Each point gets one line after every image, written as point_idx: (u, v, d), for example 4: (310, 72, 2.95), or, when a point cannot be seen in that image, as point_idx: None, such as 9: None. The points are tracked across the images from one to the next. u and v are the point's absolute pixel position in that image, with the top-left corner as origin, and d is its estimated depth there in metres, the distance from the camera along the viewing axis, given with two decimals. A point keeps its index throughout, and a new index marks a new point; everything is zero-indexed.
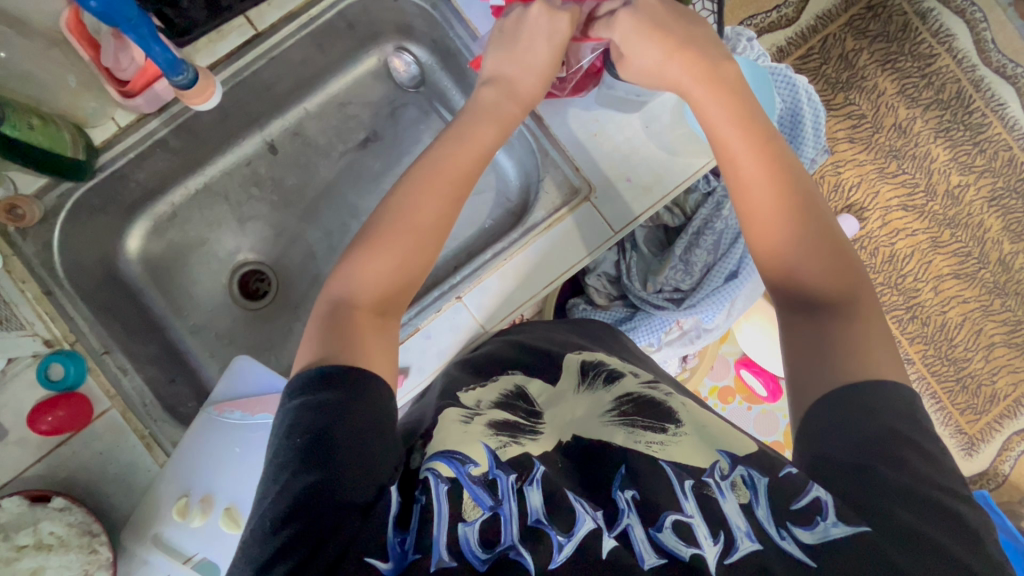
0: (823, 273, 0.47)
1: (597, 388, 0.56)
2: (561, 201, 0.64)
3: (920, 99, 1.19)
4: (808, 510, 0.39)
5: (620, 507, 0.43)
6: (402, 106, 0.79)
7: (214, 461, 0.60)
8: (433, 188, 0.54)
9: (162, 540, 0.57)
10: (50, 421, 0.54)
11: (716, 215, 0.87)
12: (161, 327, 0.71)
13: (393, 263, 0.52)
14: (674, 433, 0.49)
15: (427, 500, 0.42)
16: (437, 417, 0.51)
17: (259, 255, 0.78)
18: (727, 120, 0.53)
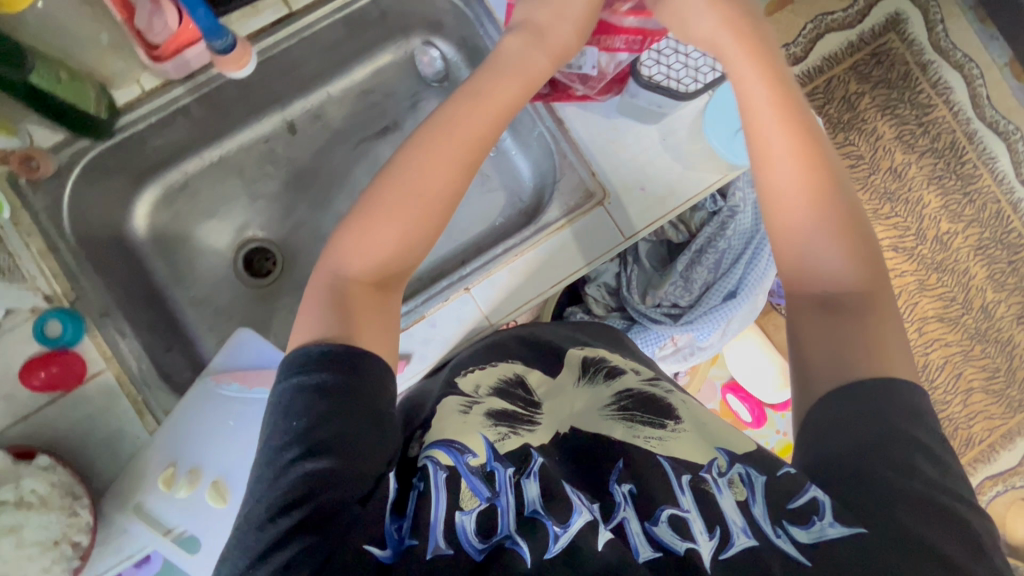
0: (840, 255, 0.49)
1: (598, 383, 0.57)
2: (575, 203, 0.65)
3: (916, 146, 1.24)
4: (804, 510, 0.40)
5: (617, 500, 0.44)
6: (424, 100, 0.80)
7: (204, 433, 0.59)
8: (439, 167, 0.53)
9: (143, 510, 0.55)
10: (43, 377, 0.54)
11: (720, 235, 0.89)
12: (161, 295, 0.71)
13: (392, 238, 0.52)
14: (672, 429, 0.50)
15: (426, 488, 0.42)
16: (435, 405, 0.51)
17: (266, 234, 0.78)
18: (762, 94, 0.53)
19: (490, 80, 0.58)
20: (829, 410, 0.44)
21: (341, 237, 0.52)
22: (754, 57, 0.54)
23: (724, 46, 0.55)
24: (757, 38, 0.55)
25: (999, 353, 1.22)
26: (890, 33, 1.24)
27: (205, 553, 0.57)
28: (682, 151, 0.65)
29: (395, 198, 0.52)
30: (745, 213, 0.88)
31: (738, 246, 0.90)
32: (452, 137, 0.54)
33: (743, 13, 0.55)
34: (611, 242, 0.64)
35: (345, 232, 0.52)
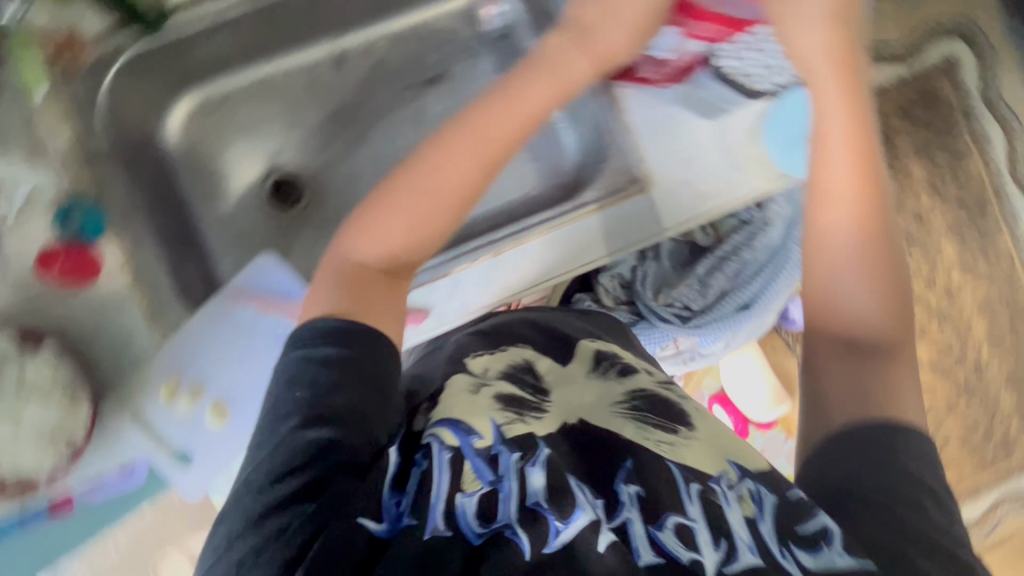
0: (869, 304, 0.53)
1: (610, 378, 0.56)
2: (616, 187, 0.64)
3: (945, 193, 1.23)
4: (813, 536, 0.41)
5: (621, 500, 0.43)
6: (478, 55, 0.78)
7: (210, 353, 0.58)
8: (462, 162, 0.56)
9: (140, 417, 0.55)
10: (59, 269, 0.54)
11: (746, 246, 0.90)
12: (185, 205, 0.69)
13: (406, 225, 0.54)
14: (684, 436, 0.49)
15: (428, 467, 0.43)
16: (443, 385, 0.51)
17: (298, 165, 0.75)
18: (841, 138, 0.57)
19: (525, 80, 0.61)
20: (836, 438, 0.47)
21: (362, 218, 0.55)
22: (846, 101, 0.57)
23: (822, 84, 0.58)
24: (853, 87, 0.58)
25: (982, 410, 1.23)
26: (943, 75, 1.22)
27: (195, 471, 0.57)
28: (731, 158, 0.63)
29: (415, 188, 0.55)
30: (776, 228, 0.89)
31: (760, 260, 0.90)
32: (483, 135, 0.57)
33: (852, 57, 0.59)
34: (640, 231, 0.64)
35: (357, 221, 0.55)
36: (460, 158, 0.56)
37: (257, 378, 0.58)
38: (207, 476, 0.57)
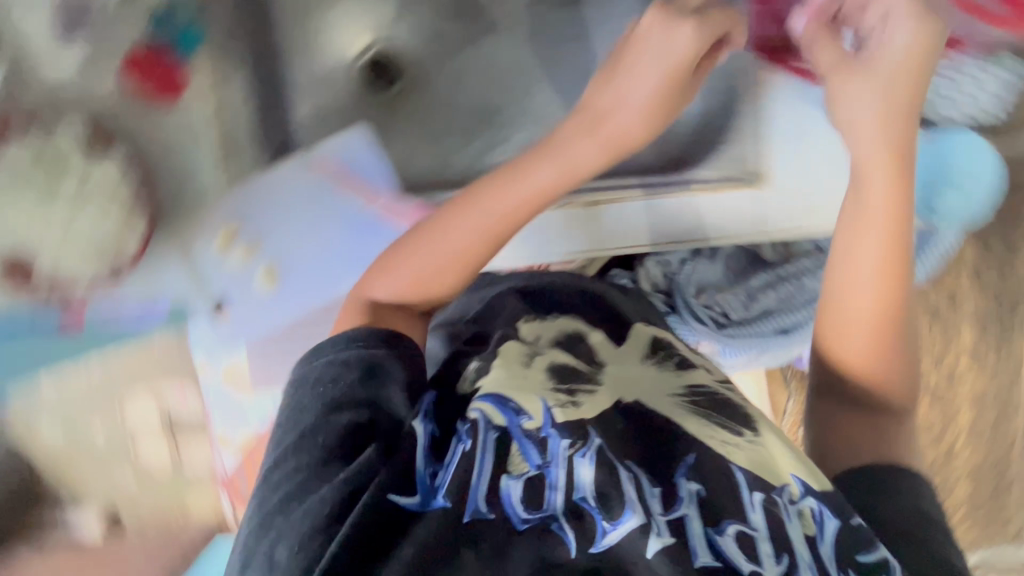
0: (883, 388, 0.56)
1: (667, 368, 0.54)
2: (735, 174, 0.62)
3: None
4: (877, 567, 0.44)
5: (681, 496, 0.44)
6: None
7: (275, 214, 0.64)
8: (463, 224, 0.56)
9: (188, 255, 0.62)
10: (147, 76, 0.62)
11: (808, 274, 0.87)
12: (276, 52, 0.71)
13: (414, 275, 0.56)
14: (748, 440, 0.49)
15: (472, 446, 0.44)
16: (495, 351, 0.53)
17: (402, 49, 0.76)
18: (881, 195, 0.54)
19: (565, 134, 0.56)
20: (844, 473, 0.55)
21: (384, 261, 0.57)
22: (895, 169, 0.54)
23: (873, 163, 0.54)
24: (910, 151, 0.54)
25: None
26: None
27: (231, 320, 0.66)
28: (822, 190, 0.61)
29: (423, 236, 0.56)
30: None
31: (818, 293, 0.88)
32: (498, 204, 0.55)
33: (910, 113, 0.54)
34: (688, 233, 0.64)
35: (388, 256, 0.57)
36: (478, 214, 0.55)
37: (312, 246, 0.64)
38: (241, 324, 0.66)
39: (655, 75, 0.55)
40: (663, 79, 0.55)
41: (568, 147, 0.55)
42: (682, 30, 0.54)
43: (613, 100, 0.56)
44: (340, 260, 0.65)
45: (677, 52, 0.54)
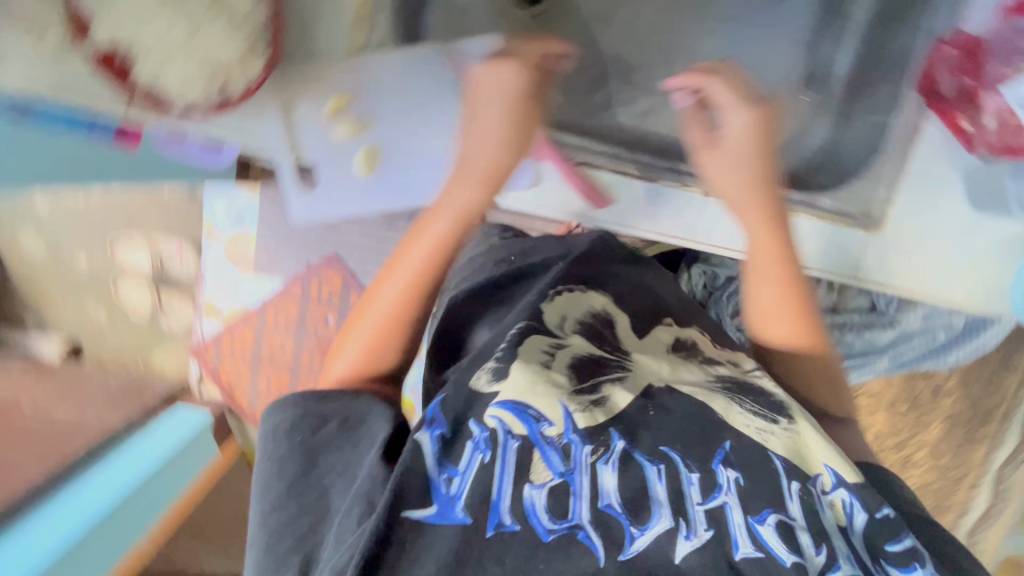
0: (807, 365, 0.75)
1: (693, 364, 0.74)
2: (846, 210, 0.70)
3: None
4: (908, 557, 0.58)
5: (719, 486, 0.59)
6: None
7: (392, 96, 0.68)
8: (393, 286, 0.76)
9: (293, 111, 0.68)
10: None
11: (854, 330, 0.87)
12: None
13: (366, 350, 0.77)
14: (783, 428, 0.66)
15: (491, 455, 0.60)
16: (523, 337, 0.69)
17: None
18: (763, 243, 0.71)
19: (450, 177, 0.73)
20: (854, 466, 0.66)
21: (334, 349, 0.81)
22: (758, 214, 0.69)
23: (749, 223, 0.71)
24: (773, 207, 0.70)
25: None
26: None
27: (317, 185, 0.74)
28: (896, 250, 0.70)
29: (391, 268, 0.77)
30: (893, 333, 0.86)
31: (852, 348, 0.89)
32: (382, 322, 0.76)
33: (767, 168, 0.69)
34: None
35: (348, 340, 0.79)
36: (403, 274, 0.75)
37: (418, 140, 0.71)
38: (327, 189, 0.74)
39: (498, 110, 0.67)
40: (505, 107, 0.67)
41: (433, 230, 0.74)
42: (488, 69, 0.67)
43: (470, 141, 0.70)
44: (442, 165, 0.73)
45: (502, 88, 0.67)
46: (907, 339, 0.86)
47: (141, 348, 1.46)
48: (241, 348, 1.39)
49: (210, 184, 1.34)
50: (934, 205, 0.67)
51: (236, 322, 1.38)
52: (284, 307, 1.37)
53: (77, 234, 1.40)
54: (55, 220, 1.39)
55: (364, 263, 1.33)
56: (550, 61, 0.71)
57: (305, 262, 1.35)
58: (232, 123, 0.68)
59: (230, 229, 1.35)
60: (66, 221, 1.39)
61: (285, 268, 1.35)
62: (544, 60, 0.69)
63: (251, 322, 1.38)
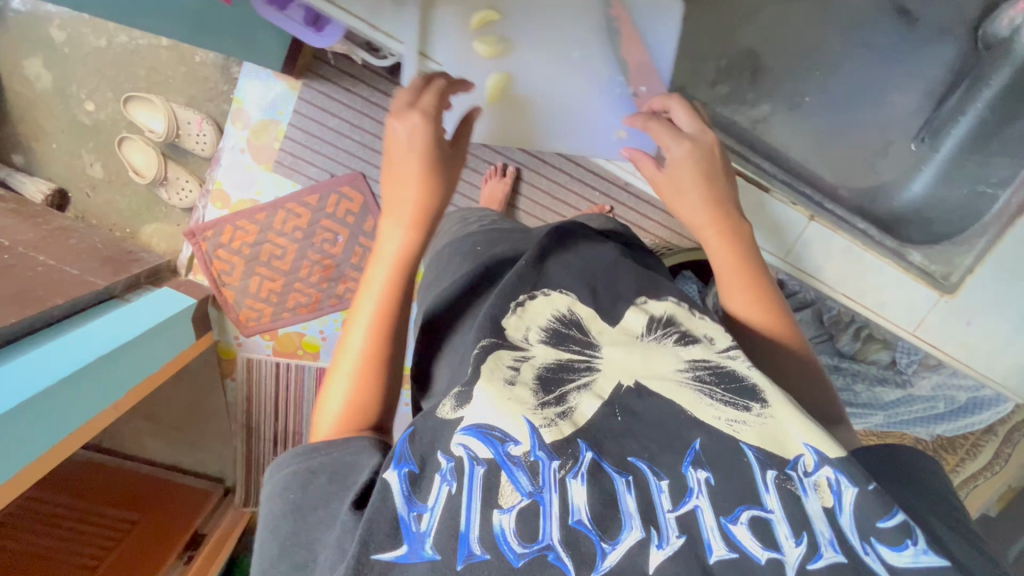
0: (751, 305, 0.60)
1: (665, 343, 0.54)
2: (932, 268, 0.72)
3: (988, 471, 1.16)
4: (900, 534, 0.44)
5: (691, 487, 0.45)
6: (873, 31, 0.84)
7: (545, 34, 0.67)
8: (357, 332, 0.55)
9: (428, 17, 0.63)
10: None
11: (864, 381, 0.94)
12: None
13: (343, 403, 0.52)
14: (756, 415, 0.49)
15: (459, 487, 0.43)
16: (485, 354, 0.51)
17: None
18: (716, 242, 0.60)
19: (389, 173, 0.58)
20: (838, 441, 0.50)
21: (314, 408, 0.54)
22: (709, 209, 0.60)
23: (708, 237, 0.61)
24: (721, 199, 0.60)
25: None
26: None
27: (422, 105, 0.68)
28: (960, 320, 0.71)
29: (363, 281, 0.57)
30: (896, 391, 0.93)
31: (858, 399, 0.95)
32: (366, 334, 0.54)
33: (710, 169, 0.60)
34: (853, 276, 0.71)
35: (329, 387, 0.54)
36: (380, 277, 0.56)
37: (557, 82, 0.68)
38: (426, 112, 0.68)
39: (413, 162, 0.56)
40: (421, 156, 0.56)
41: (385, 231, 0.57)
42: (394, 125, 0.56)
43: (392, 183, 0.57)
44: (567, 117, 0.70)
45: (409, 139, 0.56)
46: (909, 401, 0.93)
47: (131, 215, 1.37)
48: (241, 244, 1.32)
49: (249, 66, 1.27)
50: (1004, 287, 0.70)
51: (242, 215, 1.31)
52: (295, 213, 1.31)
53: (98, 79, 1.32)
54: (73, 57, 1.31)
55: None
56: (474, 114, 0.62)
57: (330, 172, 1.29)
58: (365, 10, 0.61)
59: (258, 116, 1.28)
60: (85, 61, 1.32)
61: (307, 174, 1.30)
62: (449, 86, 0.59)
63: (259, 214, 1.31)
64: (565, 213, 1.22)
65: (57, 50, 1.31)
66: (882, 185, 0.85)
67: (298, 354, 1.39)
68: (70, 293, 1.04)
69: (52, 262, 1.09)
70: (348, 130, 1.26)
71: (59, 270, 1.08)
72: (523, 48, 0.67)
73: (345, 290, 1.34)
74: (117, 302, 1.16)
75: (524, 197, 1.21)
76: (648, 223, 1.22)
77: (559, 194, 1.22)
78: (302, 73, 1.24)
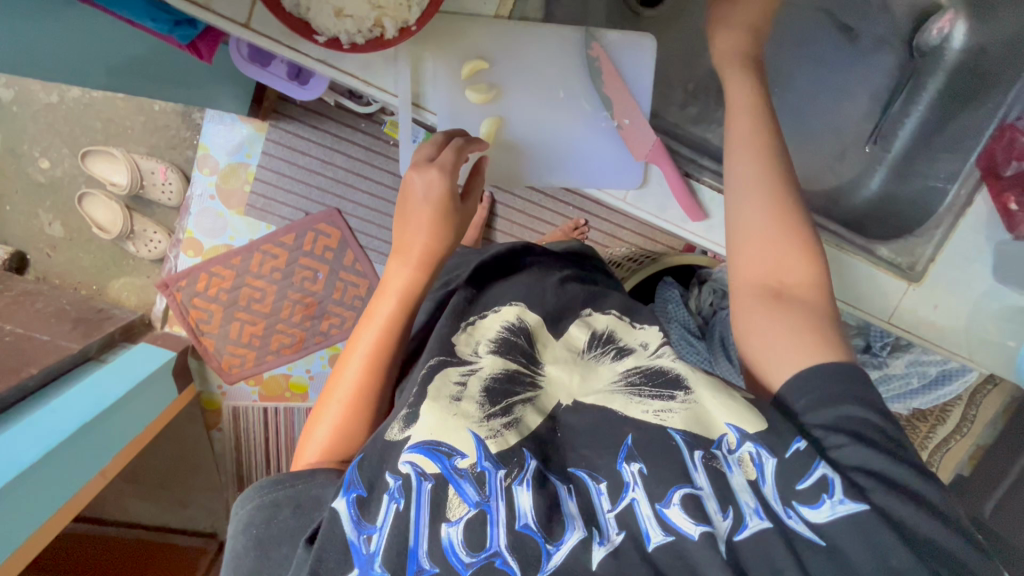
0: (764, 229, 0.57)
1: (603, 361, 0.56)
2: (897, 260, 0.77)
3: (957, 433, 1.23)
4: (816, 489, 0.46)
5: (627, 481, 0.47)
6: (822, 44, 0.90)
7: (537, 79, 0.68)
8: (353, 364, 0.57)
9: (419, 71, 0.65)
10: None
11: None
12: None
13: (331, 430, 0.56)
14: (681, 402, 0.51)
15: (406, 503, 0.44)
16: (432, 373, 0.52)
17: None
18: (748, 142, 0.61)
19: (406, 214, 0.59)
20: (760, 407, 0.51)
21: (306, 429, 0.58)
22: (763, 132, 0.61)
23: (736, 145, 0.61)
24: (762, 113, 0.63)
25: None
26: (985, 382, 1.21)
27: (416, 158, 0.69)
28: (927, 304, 0.76)
29: (364, 317, 0.60)
30: (873, 373, 0.99)
31: None
32: (365, 369, 0.57)
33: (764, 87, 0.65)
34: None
35: (322, 414, 0.57)
36: (382, 312, 0.58)
37: (545, 122, 0.69)
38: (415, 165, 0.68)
39: (427, 213, 0.58)
40: (435, 209, 0.58)
41: (390, 273, 0.59)
42: (410, 177, 0.58)
43: (403, 227, 0.59)
44: (554, 153, 0.71)
45: (425, 191, 0.57)
46: (887, 380, 1.00)
47: (98, 271, 1.32)
48: (217, 290, 1.30)
49: (211, 113, 1.26)
50: (968, 268, 0.76)
51: (216, 261, 1.29)
52: (270, 255, 1.29)
53: (52, 135, 1.28)
54: (23, 115, 1.27)
55: (365, 222, 1.30)
56: (485, 164, 0.65)
57: (305, 211, 1.28)
58: (358, 66, 0.62)
59: (225, 160, 1.27)
60: (35, 118, 1.27)
61: (280, 215, 1.28)
62: (468, 144, 0.59)
63: (235, 259, 1.29)
64: (543, 230, 1.25)
65: (5, 110, 1.27)
66: (840, 186, 0.91)
67: (286, 397, 1.36)
68: (44, 361, 1.01)
69: (20, 330, 1.05)
70: (320, 167, 1.26)
71: (28, 338, 1.04)
72: (508, 90, 0.68)
73: (330, 326, 1.33)
74: (94, 364, 1.12)
75: (500, 218, 1.23)
76: (623, 232, 1.25)
77: (535, 212, 1.24)
78: (268, 115, 1.24)
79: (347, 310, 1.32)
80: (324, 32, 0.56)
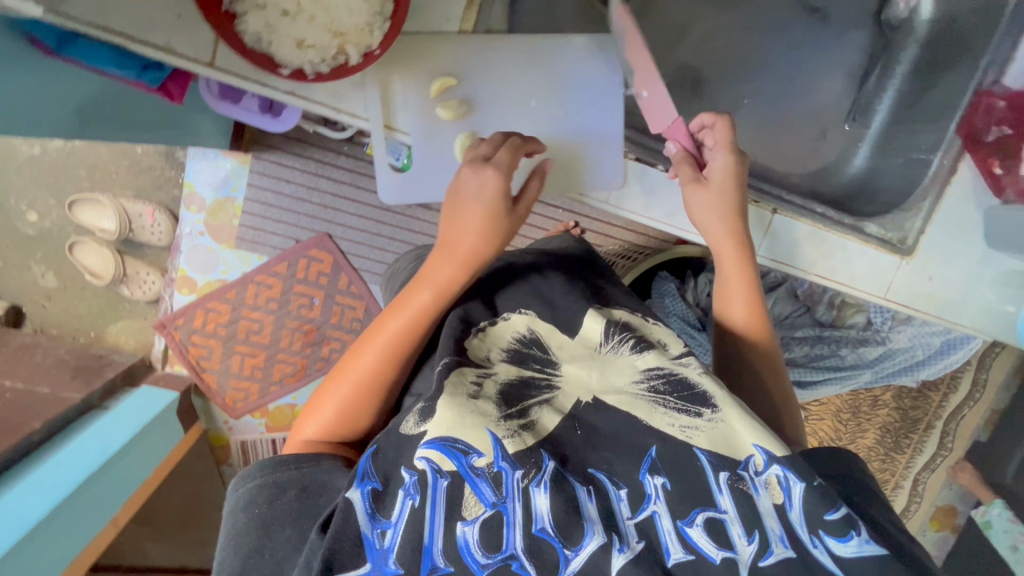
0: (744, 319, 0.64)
1: (621, 353, 0.55)
2: (890, 234, 0.76)
3: (970, 401, 1.22)
4: (846, 526, 0.44)
5: (649, 492, 0.46)
6: (791, 28, 0.92)
7: (521, 86, 0.68)
8: (372, 351, 0.56)
9: (390, 91, 0.65)
10: None
11: (850, 345, 1.00)
12: None
13: (336, 410, 0.55)
14: (708, 420, 0.49)
15: (422, 500, 0.44)
16: (448, 370, 0.50)
17: None
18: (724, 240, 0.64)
19: (462, 210, 0.57)
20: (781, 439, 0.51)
21: (313, 401, 0.58)
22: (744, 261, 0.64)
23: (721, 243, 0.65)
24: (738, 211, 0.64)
25: None
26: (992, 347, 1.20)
27: (408, 178, 0.69)
28: (922, 277, 0.76)
29: (395, 301, 0.58)
30: (877, 347, 0.99)
31: (845, 361, 1.01)
32: (383, 358, 0.56)
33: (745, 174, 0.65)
34: (823, 257, 0.76)
35: (331, 389, 0.56)
36: (416, 302, 0.56)
37: (530, 120, 0.69)
38: (416, 181, 0.69)
39: (478, 211, 0.56)
40: (487, 210, 0.56)
41: (426, 262, 0.58)
42: (467, 175, 0.57)
43: (452, 220, 0.57)
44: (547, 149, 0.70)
45: (478, 190, 0.57)
46: (891, 355, 1.00)
47: (94, 318, 1.32)
48: (214, 326, 1.29)
49: (193, 150, 1.26)
50: (961, 236, 0.75)
51: (211, 296, 1.29)
52: (265, 285, 1.29)
53: (37, 188, 1.28)
54: (6, 171, 1.27)
55: (357, 244, 1.29)
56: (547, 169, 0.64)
57: (295, 239, 1.28)
58: (327, 94, 0.62)
59: (211, 196, 1.27)
60: (20, 172, 1.28)
61: (271, 244, 1.28)
62: (524, 146, 0.61)
63: (229, 292, 1.29)
64: (536, 236, 1.25)
65: None
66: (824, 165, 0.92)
67: None
68: (47, 415, 1.00)
69: (20, 385, 1.04)
70: (306, 194, 1.26)
71: (29, 393, 1.04)
72: (485, 101, 0.68)
73: (330, 351, 1.32)
74: (98, 412, 1.11)
75: None
76: (614, 229, 1.25)
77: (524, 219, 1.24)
78: (250, 146, 1.24)
79: (346, 333, 1.32)
80: (288, 64, 0.57)
